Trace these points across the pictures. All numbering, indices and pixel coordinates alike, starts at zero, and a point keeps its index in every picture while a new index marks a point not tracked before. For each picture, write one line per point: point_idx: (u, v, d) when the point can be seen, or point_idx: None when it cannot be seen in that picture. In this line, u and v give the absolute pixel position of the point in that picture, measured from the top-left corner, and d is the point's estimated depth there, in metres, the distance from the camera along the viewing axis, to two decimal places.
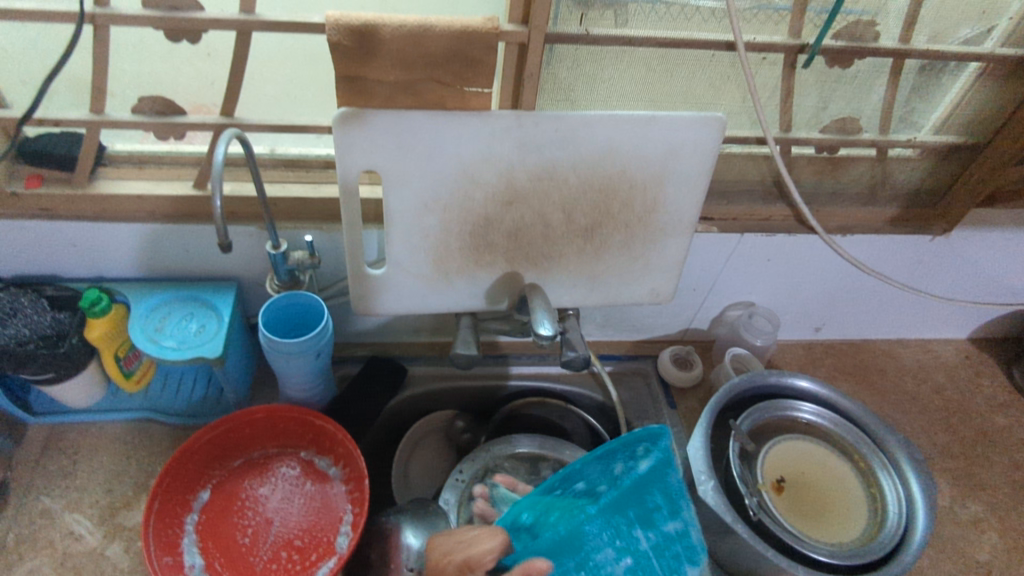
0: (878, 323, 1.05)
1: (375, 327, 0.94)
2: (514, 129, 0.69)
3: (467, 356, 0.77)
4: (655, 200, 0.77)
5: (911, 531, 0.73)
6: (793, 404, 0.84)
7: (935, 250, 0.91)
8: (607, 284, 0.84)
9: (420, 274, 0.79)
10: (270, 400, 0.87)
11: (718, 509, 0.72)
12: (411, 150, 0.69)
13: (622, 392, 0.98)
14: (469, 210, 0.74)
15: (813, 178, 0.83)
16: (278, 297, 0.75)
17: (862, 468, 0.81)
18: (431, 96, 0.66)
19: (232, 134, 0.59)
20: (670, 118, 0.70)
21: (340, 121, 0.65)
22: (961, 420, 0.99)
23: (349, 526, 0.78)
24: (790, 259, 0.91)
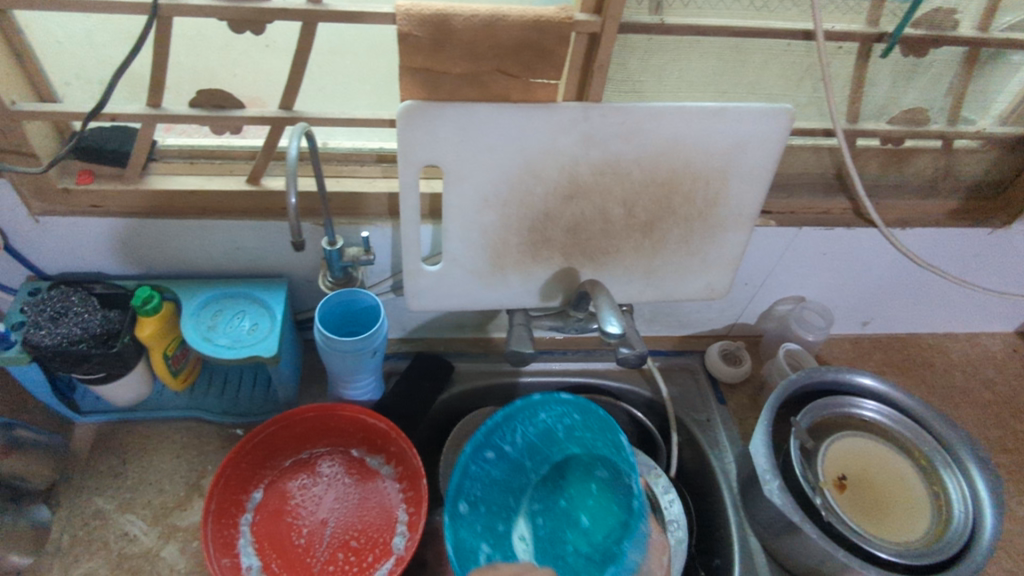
0: (927, 316, 1.04)
1: (421, 323, 0.93)
2: (581, 122, 0.67)
3: (523, 354, 0.76)
4: (717, 193, 0.75)
5: (979, 530, 0.71)
6: (851, 400, 0.83)
7: (994, 243, 0.89)
8: (663, 279, 0.83)
9: (475, 270, 0.78)
10: (319, 398, 0.86)
11: (784, 508, 0.71)
12: (474, 144, 0.67)
13: (671, 387, 0.97)
14: (529, 205, 0.73)
15: (876, 170, 0.81)
16: (333, 294, 0.74)
17: (923, 465, 0.80)
18: (497, 88, 0.65)
19: (301, 129, 0.58)
20: (739, 110, 0.69)
21: (405, 115, 0.64)
22: (1013, 414, 0.98)
23: (405, 526, 0.77)
24: (845, 253, 0.89)
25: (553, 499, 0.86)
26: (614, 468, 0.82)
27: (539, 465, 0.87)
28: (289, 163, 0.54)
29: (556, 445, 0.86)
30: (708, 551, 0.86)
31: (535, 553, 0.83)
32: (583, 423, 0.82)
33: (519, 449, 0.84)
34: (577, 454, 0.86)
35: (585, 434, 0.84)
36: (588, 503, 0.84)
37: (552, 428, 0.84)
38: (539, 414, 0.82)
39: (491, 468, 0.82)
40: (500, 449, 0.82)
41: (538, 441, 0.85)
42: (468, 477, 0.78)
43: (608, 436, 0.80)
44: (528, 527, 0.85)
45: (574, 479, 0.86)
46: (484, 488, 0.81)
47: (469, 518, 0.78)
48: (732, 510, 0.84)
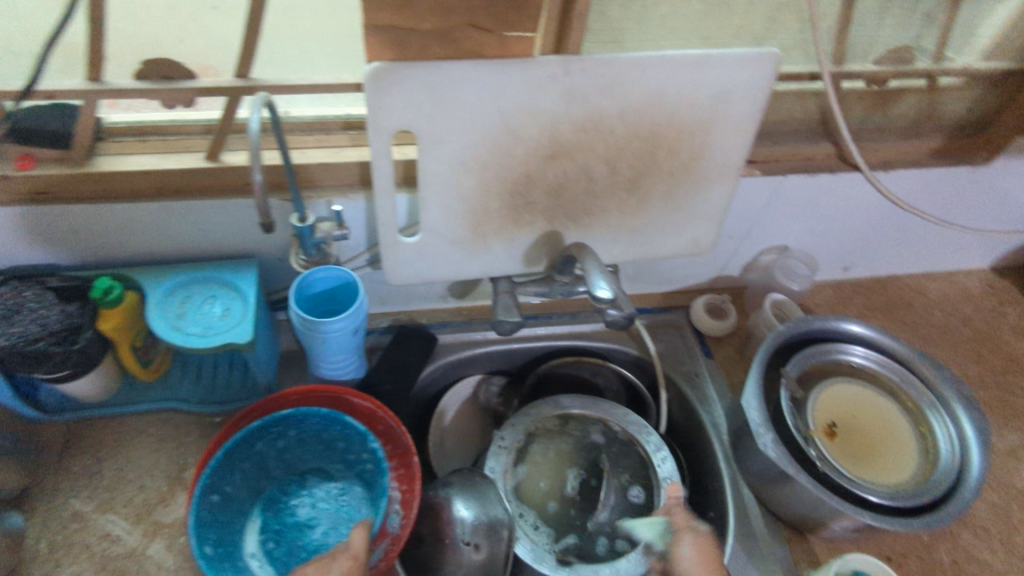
0: (906, 258, 1.04)
1: (401, 296, 0.90)
2: (560, 77, 0.63)
3: (511, 323, 0.75)
4: (703, 145, 0.72)
5: (966, 469, 0.73)
6: (839, 347, 0.83)
7: (974, 182, 0.89)
8: (649, 237, 0.81)
9: (456, 240, 0.74)
10: (300, 380, 0.83)
11: (780, 460, 0.71)
12: (448, 106, 0.63)
13: (658, 344, 0.96)
14: (509, 168, 0.69)
15: (861, 113, 0.79)
16: (308, 272, 0.70)
17: (910, 408, 0.81)
18: (468, 43, 0.61)
19: (261, 100, 0.53)
20: (724, 57, 0.65)
21: (372, 79, 0.60)
22: (990, 350, 1.00)
23: (399, 505, 0.74)
24: (829, 200, 0.88)
25: (300, 500, 0.76)
26: (348, 464, 0.77)
27: (278, 472, 0.76)
28: (252, 137, 0.50)
29: (294, 450, 0.76)
30: (702, 504, 0.87)
31: (275, 563, 0.70)
32: (307, 433, 0.75)
33: (262, 459, 0.74)
34: (312, 453, 0.77)
35: (312, 442, 0.76)
36: (322, 498, 0.76)
37: (284, 433, 0.73)
38: (279, 429, 0.73)
39: (217, 514, 0.68)
40: (221, 486, 0.68)
41: (282, 446, 0.75)
42: (203, 524, 0.65)
43: (338, 426, 0.73)
44: (259, 543, 0.72)
45: (307, 480, 0.77)
46: (218, 529, 0.68)
47: (221, 566, 0.65)
48: (723, 462, 0.84)
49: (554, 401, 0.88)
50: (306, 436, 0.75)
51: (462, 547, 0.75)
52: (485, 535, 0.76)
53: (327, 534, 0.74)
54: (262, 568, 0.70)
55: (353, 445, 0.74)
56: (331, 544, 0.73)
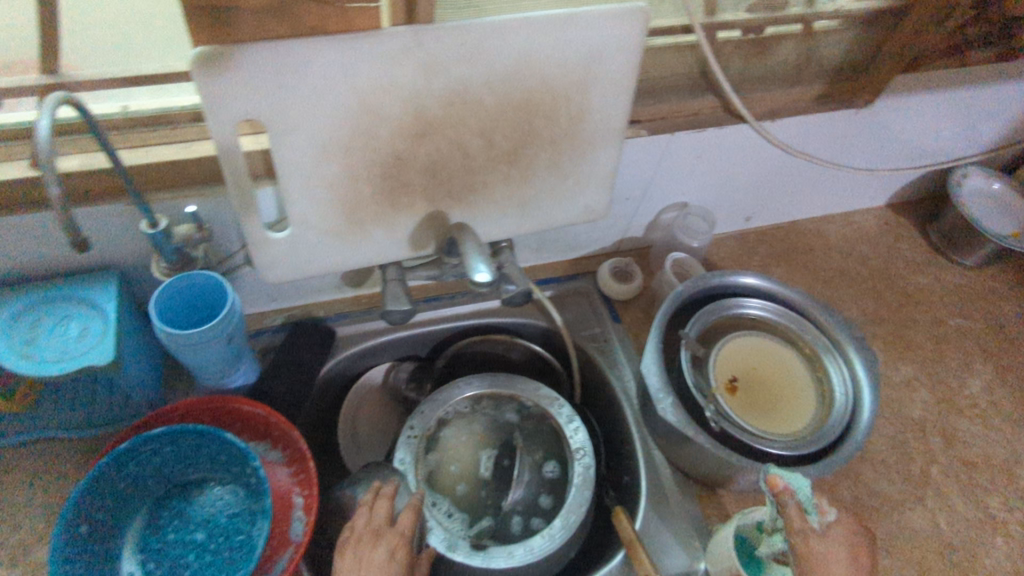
0: (804, 203, 1.05)
1: (291, 291, 0.85)
2: (414, 49, 0.59)
3: (400, 313, 0.72)
4: (580, 109, 0.69)
5: (859, 411, 0.76)
6: (738, 302, 0.83)
7: (859, 124, 0.89)
8: (540, 209, 0.78)
9: (331, 231, 0.70)
10: (186, 392, 0.78)
11: (680, 424, 0.71)
12: (294, 89, 0.58)
13: (566, 314, 0.94)
14: (376, 150, 0.65)
15: (741, 64, 0.77)
16: (170, 282, 0.65)
17: (807, 354, 0.82)
18: (307, 17, 0.55)
19: (59, 98, 0.46)
20: (590, 14, 0.62)
21: (200, 65, 0.53)
22: (886, 287, 1.03)
23: (302, 510, 0.72)
24: (720, 154, 0.86)
25: (185, 516, 0.72)
26: (234, 474, 0.73)
27: (158, 488, 0.72)
28: (42, 141, 0.43)
29: (175, 466, 0.72)
30: (618, 469, 0.88)
31: None
32: (184, 450, 0.70)
33: (138, 478, 0.69)
34: (195, 467, 0.73)
35: (194, 457, 0.72)
36: (207, 513, 0.72)
37: (160, 451, 0.69)
38: (156, 447, 0.69)
39: (85, 544, 0.64)
40: (86, 515, 0.64)
41: (160, 464, 0.70)
42: (67, 558, 0.61)
43: (221, 441, 0.70)
44: (139, 564, 0.68)
45: (191, 495, 0.73)
46: (87, 559, 0.64)
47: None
48: (633, 426, 0.85)
49: (460, 384, 0.87)
50: (183, 452, 0.71)
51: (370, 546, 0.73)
52: None
53: (210, 547, 0.71)
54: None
55: (240, 458, 0.71)
56: (214, 556, 0.70)
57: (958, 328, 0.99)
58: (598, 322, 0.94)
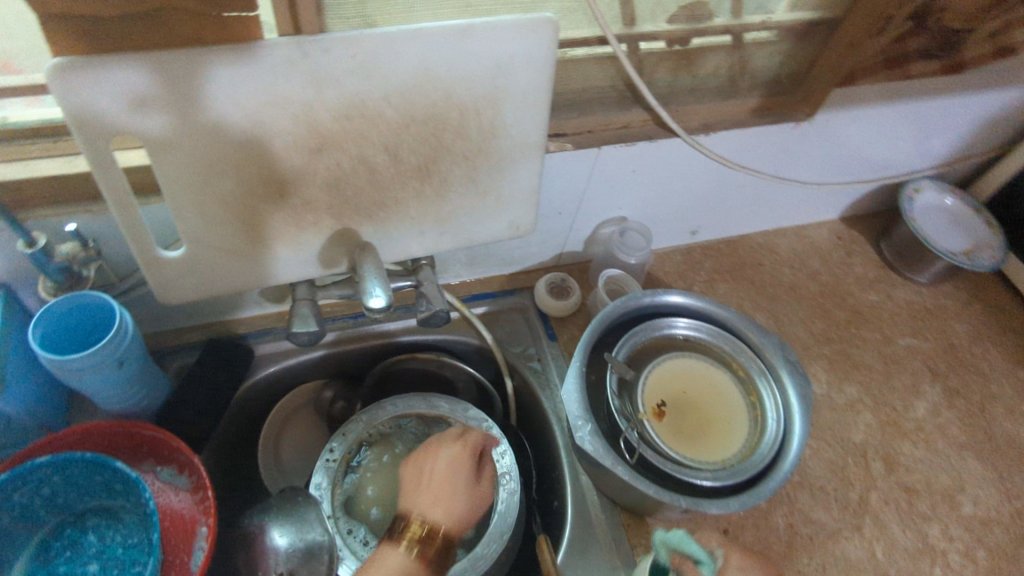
0: (753, 217, 1.02)
1: (207, 308, 0.81)
2: (300, 62, 0.55)
3: (307, 335, 0.69)
4: (492, 123, 0.66)
5: (789, 437, 0.73)
6: (668, 322, 0.80)
7: (801, 137, 0.86)
8: (459, 225, 0.75)
9: (230, 248, 0.66)
10: (89, 415, 0.75)
11: (597, 453, 0.68)
12: (170, 103, 0.54)
13: (499, 331, 0.91)
14: (271, 166, 0.61)
15: (668, 76, 0.75)
16: (54, 303, 0.61)
17: (741, 376, 0.79)
18: (181, 28, 0.52)
19: None
20: (490, 26, 0.58)
21: (57, 78, 0.50)
22: (835, 303, 1.00)
23: (204, 540, 0.68)
24: (655, 168, 0.83)
25: (80, 547, 0.69)
26: (131, 504, 0.70)
27: (51, 518, 0.69)
28: None
29: (67, 497, 0.68)
30: (549, 493, 0.85)
31: None
32: (76, 480, 0.67)
33: (25, 512, 0.66)
34: (90, 497, 0.70)
35: (86, 487, 0.68)
36: (103, 544, 0.69)
37: (48, 484, 0.65)
38: (43, 480, 0.65)
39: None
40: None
41: (48, 496, 0.67)
42: None
43: (113, 472, 0.66)
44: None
45: (87, 525, 0.70)
46: None
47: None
48: (563, 449, 0.82)
49: (385, 404, 0.84)
50: (75, 482, 0.67)
51: None
52: (299, 561, 0.72)
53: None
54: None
55: (132, 488, 0.67)
56: None
57: (907, 347, 0.97)
58: (533, 340, 0.91)
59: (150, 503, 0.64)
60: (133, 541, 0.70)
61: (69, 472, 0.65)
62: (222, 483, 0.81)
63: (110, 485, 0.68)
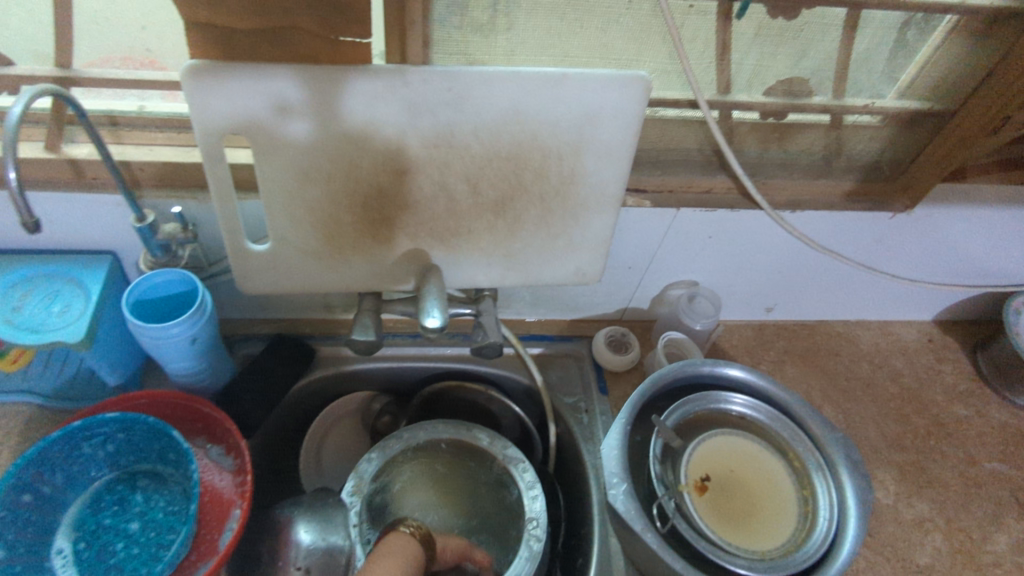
0: (834, 303, 0.97)
1: (282, 303, 0.87)
2: (400, 88, 0.59)
3: (364, 343, 0.70)
4: (573, 169, 0.67)
5: (839, 542, 0.67)
6: (726, 396, 0.77)
7: (896, 228, 0.82)
8: (527, 263, 0.76)
9: (309, 251, 0.71)
10: (160, 383, 0.81)
11: (628, 515, 0.66)
12: (281, 109, 0.59)
13: (551, 374, 0.91)
14: (357, 180, 0.65)
15: (758, 147, 0.74)
16: (149, 275, 0.67)
17: (796, 467, 0.75)
18: (300, 46, 0.57)
19: (44, 89, 0.50)
20: (583, 77, 0.60)
21: (189, 77, 0.56)
22: (915, 410, 0.93)
23: (235, 522, 0.71)
24: (734, 237, 0.82)
25: (125, 504, 0.73)
26: (180, 472, 0.74)
27: (108, 471, 0.74)
28: (9, 124, 0.46)
29: (126, 455, 0.73)
30: (574, 550, 0.82)
31: (80, 565, 0.68)
32: (136, 440, 0.72)
33: (87, 460, 0.71)
34: (145, 459, 0.74)
35: (141, 449, 0.73)
36: (146, 507, 0.73)
37: (110, 438, 0.71)
38: (107, 433, 0.70)
39: (25, 513, 0.66)
40: (31, 485, 0.67)
41: (110, 451, 0.72)
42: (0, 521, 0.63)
43: (168, 440, 0.71)
44: (70, 542, 0.69)
45: (136, 486, 0.74)
46: (21, 527, 0.66)
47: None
48: (596, 507, 0.80)
49: (427, 426, 0.84)
50: (135, 443, 0.72)
51: (293, 570, 0.73)
52: (317, 560, 0.73)
53: (140, 540, 0.71)
54: (64, 569, 0.67)
55: (184, 458, 0.72)
56: (141, 550, 0.70)
57: (992, 472, 0.88)
58: (583, 389, 0.90)
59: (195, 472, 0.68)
60: (173, 510, 0.73)
61: (132, 431, 0.71)
62: (263, 471, 0.84)
63: (164, 452, 0.73)
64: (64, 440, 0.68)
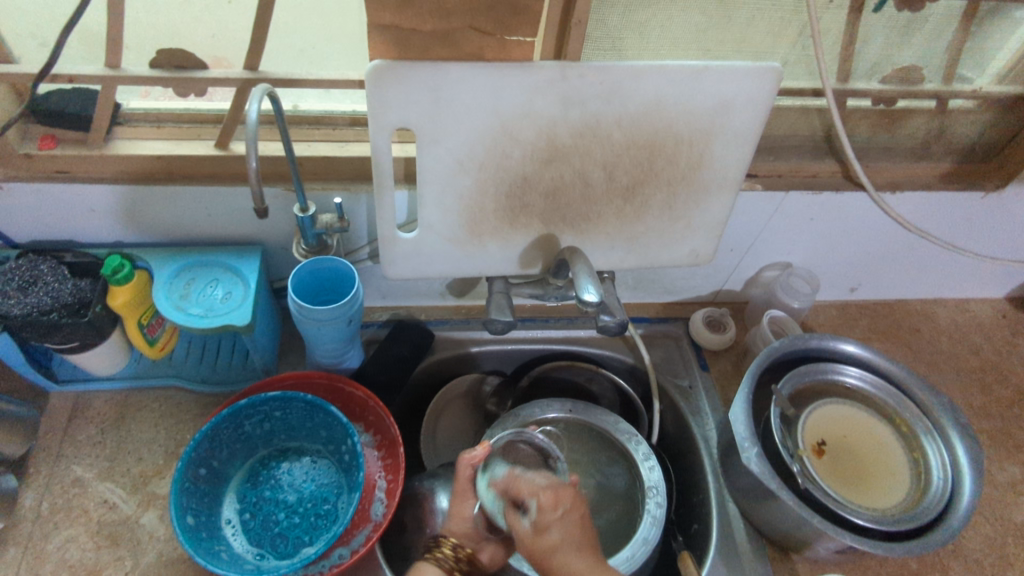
0: (915, 282, 1.02)
1: (402, 290, 0.92)
2: (558, 82, 0.64)
3: (502, 322, 0.74)
4: (701, 155, 0.72)
5: (957, 497, 0.72)
6: (834, 368, 0.82)
7: (986, 208, 0.87)
8: (647, 246, 0.81)
9: (452, 238, 0.76)
10: (298, 367, 0.86)
11: (762, 475, 0.71)
12: (448, 106, 0.64)
13: (653, 354, 0.96)
14: (506, 169, 0.70)
15: (866, 132, 0.79)
16: (306, 263, 0.72)
17: (904, 432, 0.80)
18: (469, 45, 0.61)
19: (264, 90, 0.55)
20: (724, 69, 0.66)
21: (373, 75, 0.61)
22: (998, 381, 0.98)
23: (383, 493, 0.76)
24: (833, 218, 0.87)
25: (280, 478, 0.78)
26: (329, 447, 0.79)
27: (262, 448, 0.79)
28: (249, 125, 0.52)
29: (279, 432, 0.79)
30: (687, 517, 0.88)
31: (249, 534, 0.73)
32: (290, 418, 0.77)
33: (246, 437, 0.76)
34: (294, 436, 0.80)
35: (292, 426, 0.78)
36: (299, 480, 0.78)
37: (269, 416, 0.76)
38: (267, 412, 0.75)
39: (201, 485, 0.71)
40: (205, 460, 0.72)
41: (266, 428, 0.77)
42: (186, 493, 0.69)
43: (323, 417, 0.76)
44: (236, 513, 0.75)
45: (287, 461, 0.80)
46: (199, 499, 0.71)
47: (200, 538, 0.68)
48: (710, 476, 0.85)
49: (542, 405, 0.90)
50: (289, 420, 0.77)
51: (440, 536, 0.79)
52: None
53: (298, 510, 0.76)
54: (235, 537, 0.73)
55: (336, 433, 0.77)
56: (302, 520, 0.75)
57: None
58: (684, 367, 0.95)
59: (356, 445, 0.72)
60: (324, 483, 0.78)
61: (289, 409, 0.75)
62: None
63: (315, 428, 0.78)
64: (231, 418, 0.73)
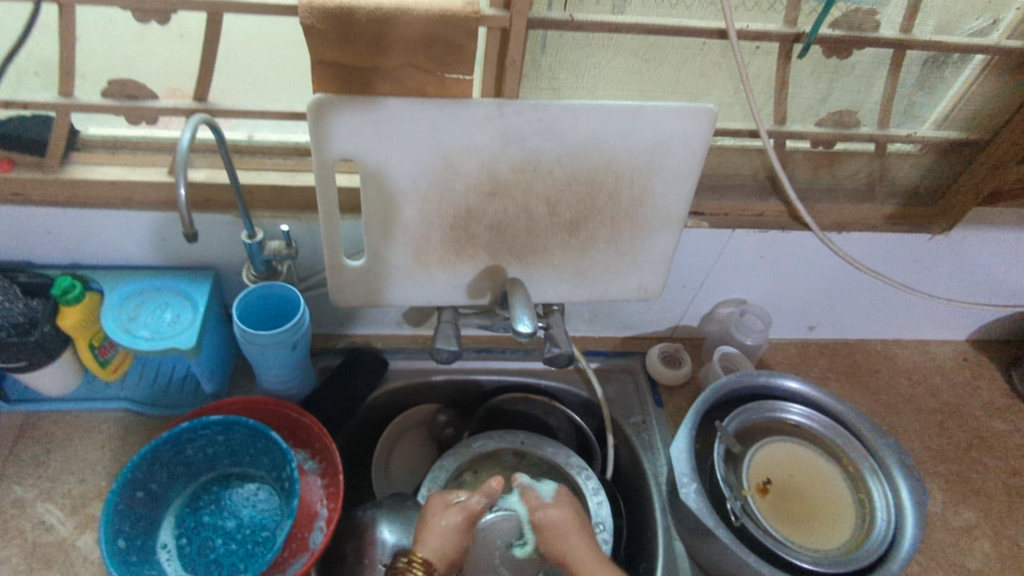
0: (873, 322, 1.03)
1: (357, 318, 0.93)
2: (497, 118, 0.66)
3: (447, 351, 0.74)
4: (643, 193, 0.74)
5: (899, 540, 0.71)
6: (781, 405, 0.82)
7: (934, 250, 0.88)
8: (594, 280, 0.82)
9: (399, 267, 0.77)
10: (248, 391, 0.86)
11: (700, 512, 0.71)
12: (389, 139, 0.66)
13: (607, 388, 0.97)
14: (449, 201, 0.72)
15: (808, 173, 0.81)
16: (255, 288, 0.74)
17: (851, 472, 0.79)
18: (410, 82, 0.63)
19: (200, 119, 0.57)
20: (658, 109, 0.68)
21: (315, 109, 0.62)
22: (956, 423, 0.97)
23: (324, 522, 0.75)
24: (783, 257, 0.88)
25: (220, 503, 0.78)
26: (271, 475, 0.79)
27: (205, 473, 0.79)
28: (179, 153, 0.53)
29: (222, 457, 0.79)
30: (636, 555, 0.87)
31: (183, 560, 0.73)
32: (234, 443, 0.77)
33: (187, 462, 0.76)
34: (237, 461, 0.80)
35: (236, 452, 0.78)
36: (239, 507, 0.78)
37: (210, 441, 0.76)
38: (209, 437, 0.75)
39: (137, 508, 0.71)
40: (143, 484, 0.72)
41: (209, 453, 0.77)
42: (119, 517, 0.68)
43: (265, 443, 0.76)
44: (173, 538, 0.75)
45: (230, 487, 0.79)
46: (134, 523, 0.71)
47: (129, 562, 0.68)
48: (659, 513, 0.84)
49: (495, 436, 0.90)
50: (233, 446, 0.77)
51: (380, 567, 0.77)
52: None
53: (236, 536, 0.76)
54: (169, 563, 0.73)
55: (278, 460, 0.77)
56: (239, 547, 0.75)
57: None
58: (639, 402, 0.95)
59: (295, 471, 0.72)
60: (264, 511, 0.78)
61: (232, 434, 0.76)
62: None
63: (258, 454, 0.78)
64: (172, 442, 0.73)
